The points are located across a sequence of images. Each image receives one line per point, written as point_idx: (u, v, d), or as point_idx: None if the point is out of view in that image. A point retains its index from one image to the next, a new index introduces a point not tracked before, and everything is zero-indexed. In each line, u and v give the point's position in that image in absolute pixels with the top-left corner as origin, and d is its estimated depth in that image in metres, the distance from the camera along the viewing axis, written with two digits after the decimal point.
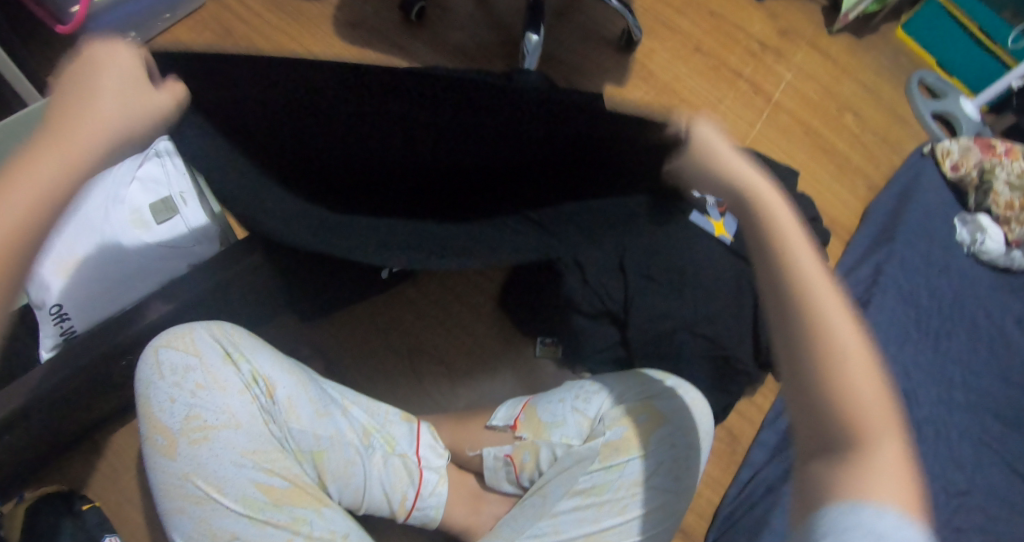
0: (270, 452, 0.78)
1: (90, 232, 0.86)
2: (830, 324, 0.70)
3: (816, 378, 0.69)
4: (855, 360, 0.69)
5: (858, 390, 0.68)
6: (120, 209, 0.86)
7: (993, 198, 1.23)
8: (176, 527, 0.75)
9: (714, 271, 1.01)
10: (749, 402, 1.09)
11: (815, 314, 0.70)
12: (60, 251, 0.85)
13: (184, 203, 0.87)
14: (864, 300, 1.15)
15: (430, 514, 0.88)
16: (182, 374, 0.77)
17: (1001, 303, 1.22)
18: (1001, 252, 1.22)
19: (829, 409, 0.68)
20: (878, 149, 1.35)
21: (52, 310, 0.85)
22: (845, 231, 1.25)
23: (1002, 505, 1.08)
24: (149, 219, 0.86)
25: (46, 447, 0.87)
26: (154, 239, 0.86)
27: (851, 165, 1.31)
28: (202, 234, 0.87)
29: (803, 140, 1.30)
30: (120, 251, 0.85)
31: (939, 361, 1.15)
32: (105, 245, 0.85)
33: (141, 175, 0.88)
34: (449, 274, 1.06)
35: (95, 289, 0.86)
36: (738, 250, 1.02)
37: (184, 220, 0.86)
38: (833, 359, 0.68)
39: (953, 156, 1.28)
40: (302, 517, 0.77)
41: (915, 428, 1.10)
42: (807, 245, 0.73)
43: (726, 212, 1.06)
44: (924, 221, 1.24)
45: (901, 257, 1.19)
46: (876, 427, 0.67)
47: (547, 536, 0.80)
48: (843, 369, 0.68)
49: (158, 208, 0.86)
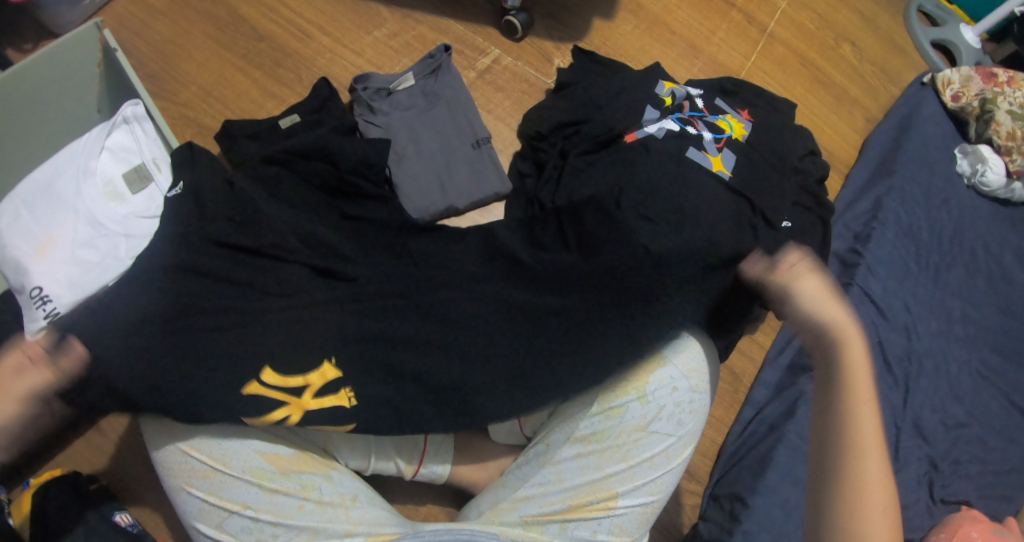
0: (275, 427, 0.81)
1: (68, 210, 0.89)
2: (865, 467, 0.76)
3: (835, 482, 0.77)
4: (867, 432, 0.77)
5: (864, 474, 0.76)
6: (94, 181, 0.91)
7: (994, 128, 1.20)
8: (184, 504, 0.78)
9: (713, 203, 0.99)
10: (751, 338, 1.08)
11: (851, 447, 0.77)
12: (44, 233, 0.88)
13: (159, 169, 0.94)
14: (864, 234, 1.13)
15: (437, 471, 0.88)
16: (217, 461, 0.78)
17: (1001, 236, 1.21)
18: (1001, 184, 1.20)
19: (844, 432, 0.78)
20: (875, 80, 1.31)
21: (31, 295, 0.86)
22: (843, 163, 1.23)
23: (997, 436, 1.11)
24: (125, 192, 0.92)
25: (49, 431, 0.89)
26: (132, 210, 0.92)
27: (848, 96, 1.28)
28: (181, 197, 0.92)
29: (800, 72, 1.27)
30: (96, 225, 0.90)
31: (940, 295, 1.14)
32: (82, 220, 0.89)
33: (111, 145, 0.93)
34: None
35: (75, 271, 0.88)
36: (736, 186, 1.00)
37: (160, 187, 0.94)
38: (850, 443, 0.77)
39: (954, 86, 1.24)
40: (256, 526, 0.78)
41: (914, 362, 1.10)
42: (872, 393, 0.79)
43: (724, 148, 1.03)
44: (922, 153, 1.21)
45: (901, 190, 1.17)
46: (868, 483, 0.76)
47: (505, 496, 0.83)
48: (854, 454, 0.76)
49: (133, 180, 0.93)
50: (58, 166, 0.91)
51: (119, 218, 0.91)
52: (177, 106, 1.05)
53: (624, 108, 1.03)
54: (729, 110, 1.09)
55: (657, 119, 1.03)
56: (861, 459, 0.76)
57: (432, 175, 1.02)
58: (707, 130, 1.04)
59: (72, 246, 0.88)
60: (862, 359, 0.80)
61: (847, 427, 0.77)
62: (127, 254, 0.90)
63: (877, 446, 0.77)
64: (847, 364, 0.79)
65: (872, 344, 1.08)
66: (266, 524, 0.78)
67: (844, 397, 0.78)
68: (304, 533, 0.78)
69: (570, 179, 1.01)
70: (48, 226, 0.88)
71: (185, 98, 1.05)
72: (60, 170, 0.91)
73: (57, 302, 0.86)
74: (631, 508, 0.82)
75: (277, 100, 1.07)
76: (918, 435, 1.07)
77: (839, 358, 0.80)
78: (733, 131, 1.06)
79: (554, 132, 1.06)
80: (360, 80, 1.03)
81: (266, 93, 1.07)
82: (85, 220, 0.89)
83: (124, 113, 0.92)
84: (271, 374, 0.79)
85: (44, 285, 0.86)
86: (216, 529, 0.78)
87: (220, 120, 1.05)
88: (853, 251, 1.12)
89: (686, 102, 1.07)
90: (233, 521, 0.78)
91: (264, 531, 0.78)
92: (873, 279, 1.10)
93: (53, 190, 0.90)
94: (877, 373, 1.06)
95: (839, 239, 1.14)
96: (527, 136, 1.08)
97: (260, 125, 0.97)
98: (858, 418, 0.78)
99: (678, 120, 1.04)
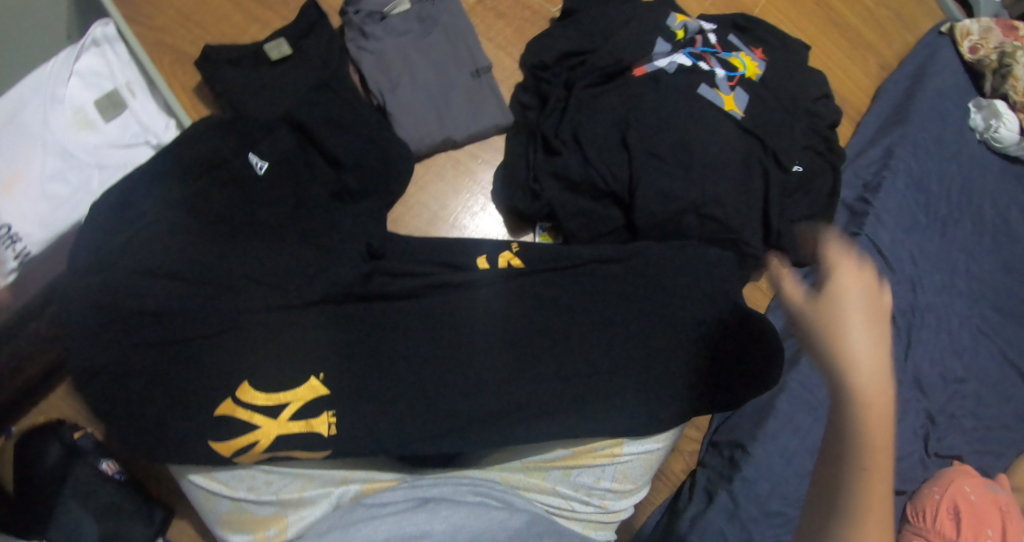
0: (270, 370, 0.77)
1: (37, 144, 0.85)
2: None
3: None
4: None
5: None
6: (63, 109, 0.86)
7: (1011, 83, 1.16)
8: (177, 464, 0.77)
9: (720, 143, 0.93)
10: (754, 287, 1.07)
11: None
12: (10, 165, 0.83)
13: (133, 95, 0.90)
14: (874, 184, 1.09)
15: None
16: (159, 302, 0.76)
17: (1009, 192, 1.18)
18: (1014, 141, 1.16)
19: None
20: (891, 26, 1.25)
21: None
22: (855, 112, 1.19)
23: (994, 394, 1.09)
24: (96, 119, 0.88)
25: (28, 373, 0.89)
26: (106, 139, 0.88)
27: (862, 41, 1.22)
28: (158, 126, 0.91)
29: (814, 14, 1.21)
30: (68, 157, 0.86)
31: (946, 250, 1.11)
32: (52, 153, 0.85)
33: (81, 69, 0.87)
34: (457, 173, 1.00)
35: (46, 208, 0.84)
36: (747, 127, 0.95)
37: (135, 115, 0.90)
38: None
39: (973, 37, 1.19)
40: (248, 473, 0.79)
41: (918, 315, 1.07)
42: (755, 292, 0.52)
43: (737, 85, 0.97)
44: (935, 105, 1.16)
45: (913, 139, 1.12)
46: None
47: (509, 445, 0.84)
48: None
49: (105, 107, 0.88)
50: (20, 94, 0.85)
51: (101, 148, 0.87)
52: (152, 31, 0.97)
53: (636, 37, 0.96)
54: (743, 47, 1.01)
55: (669, 52, 0.97)
56: None
57: (430, 111, 0.96)
58: (719, 67, 0.97)
59: (41, 179, 0.84)
60: None
61: None
62: (105, 185, 0.87)
63: None
64: None
65: None
66: (259, 472, 0.79)
67: None
68: (298, 478, 0.80)
69: (575, 116, 0.94)
70: (10, 161, 0.83)
71: (162, 18, 0.97)
72: (24, 99, 0.85)
73: (27, 243, 0.82)
74: (636, 455, 0.84)
75: (261, 24, 0.99)
76: (916, 390, 1.05)
77: None
78: (746, 70, 0.98)
79: (560, 62, 0.98)
80: (351, 2, 0.96)
81: (248, 16, 0.99)
82: (55, 152, 0.85)
83: (93, 34, 0.87)
84: (249, 391, 0.76)
85: (11, 223, 0.82)
86: (207, 477, 0.78)
87: (199, 46, 0.98)
88: (862, 200, 1.08)
89: (698, 36, 1.00)
90: (223, 470, 0.78)
91: (256, 478, 0.79)
92: (881, 230, 1.07)
93: (16, 119, 0.84)
94: None
95: (849, 188, 1.10)
96: (530, 66, 1.00)
97: (245, 49, 0.92)
98: None
99: (689, 55, 0.97)
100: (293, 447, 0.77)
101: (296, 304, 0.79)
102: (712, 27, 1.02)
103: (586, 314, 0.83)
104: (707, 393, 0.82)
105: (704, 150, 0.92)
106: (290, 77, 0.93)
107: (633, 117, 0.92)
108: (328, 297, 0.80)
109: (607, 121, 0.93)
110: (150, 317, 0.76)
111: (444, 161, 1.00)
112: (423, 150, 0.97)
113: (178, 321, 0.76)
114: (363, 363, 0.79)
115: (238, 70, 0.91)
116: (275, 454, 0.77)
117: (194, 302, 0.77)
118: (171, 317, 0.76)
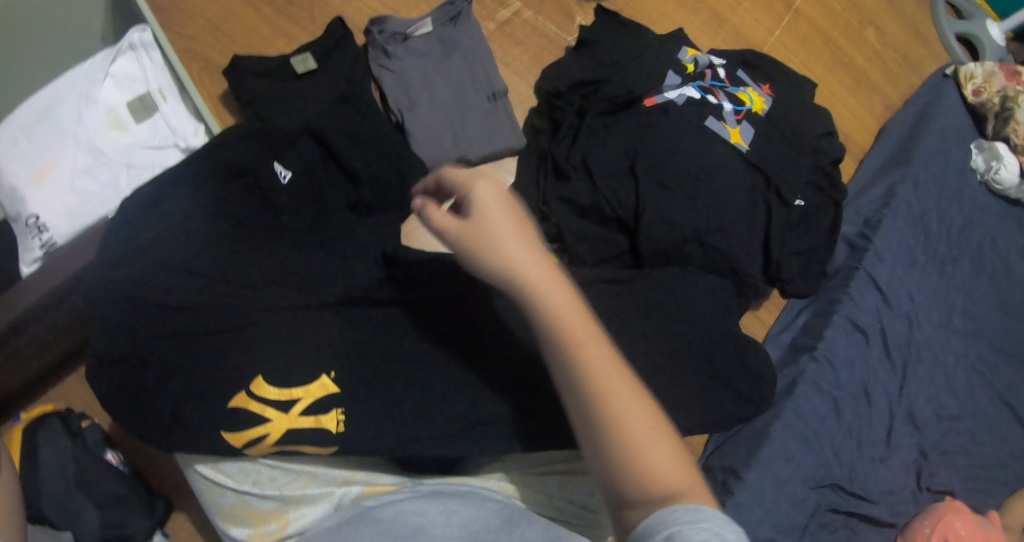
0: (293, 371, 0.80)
1: (70, 139, 0.89)
2: (618, 402, 0.65)
3: (615, 462, 0.64)
4: (628, 412, 0.65)
5: (649, 459, 0.64)
6: (97, 108, 0.91)
7: (1012, 127, 1.19)
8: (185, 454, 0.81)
9: (724, 173, 0.95)
10: (753, 315, 1.09)
11: (593, 391, 0.65)
12: (43, 157, 0.88)
13: (164, 99, 0.94)
14: (875, 219, 1.12)
15: None
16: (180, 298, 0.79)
17: (1008, 235, 1.20)
18: (1014, 184, 1.19)
19: (598, 417, 0.65)
20: (897, 67, 1.29)
21: (28, 223, 0.86)
22: (860, 149, 1.22)
23: (987, 432, 1.11)
24: (128, 121, 0.92)
25: (45, 361, 0.93)
26: (135, 140, 0.92)
27: (868, 80, 1.26)
28: (187, 131, 0.94)
29: (822, 52, 1.24)
30: (98, 155, 0.90)
31: (944, 289, 1.13)
32: (83, 149, 0.90)
33: (116, 71, 0.92)
34: None
35: (73, 201, 0.88)
36: (752, 159, 0.98)
37: (165, 118, 0.93)
38: (610, 414, 0.64)
39: (976, 80, 1.22)
40: (253, 466, 0.82)
41: (913, 350, 1.09)
42: (599, 336, 0.67)
43: (743, 119, 1.00)
44: (938, 145, 1.19)
45: (915, 179, 1.15)
46: (624, 428, 0.64)
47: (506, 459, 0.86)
48: (607, 403, 0.64)
49: (137, 109, 0.93)
50: (58, 92, 0.91)
51: (128, 148, 0.91)
52: (183, 39, 1.01)
53: (647, 68, 1.00)
54: (750, 82, 1.05)
55: (679, 85, 1.00)
56: (608, 396, 0.65)
57: (446, 130, 1.00)
58: (726, 101, 1.00)
59: (71, 174, 0.88)
60: (587, 328, 0.67)
61: (591, 402, 0.65)
62: (131, 183, 0.90)
63: (651, 424, 0.65)
64: (570, 341, 0.66)
65: (873, 329, 1.07)
66: (264, 466, 0.82)
67: (564, 374, 0.67)
68: (301, 476, 0.83)
69: (585, 142, 0.97)
70: (46, 153, 0.88)
71: (193, 28, 1.02)
72: (59, 97, 0.91)
73: (53, 233, 0.87)
74: None
75: (288, 39, 1.04)
76: (910, 424, 1.07)
77: (557, 335, 0.67)
78: (752, 104, 1.02)
79: (573, 90, 1.02)
80: (376, 22, 1.00)
81: (276, 30, 1.03)
82: (85, 149, 0.90)
83: (131, 39, 0.92)
84: (262, 385, 0.79)
85: (40, 213, 0.86)
86: (213, 467, 0.81)
87: (228, 56, 1.02)
88: (862, 234, 1.11)
89: (708, 71, 1.04)
90: (230, 463, 0.81)
91: (261, 472, 0.82)
92: (880, 264, 1.09)
93: (52, 114, 0.90)
94: (876, 358, 1.06)
95: (850, 222, 1.13)
96: (545, 92, 1.04)
97: (272, 63, 0.96)
98: (592, 369, 0.65)
99: (698, 87, 1.01)
100: (297, 443, 0.79)
101: (313, 303, 0.83)
102: (722, 62, 1.06)
103: None
104: (701, 415, 0.85)
105: (709, 179, 0.95)
106: (313, 91, 0.96)
107: (641, 145, 0.96)
108: (345, 298, 0.84)
109: (616, 147, 0.97)
110: (173, 310, 0.79)
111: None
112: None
113: (199, 317, 0.79)
114: (380, 368, 0.82)
115: (265, 83, 0.95)
116: (284, 449, 0.80)
117: (215, 296, 0.80)
118: (191, 311, 0.79)
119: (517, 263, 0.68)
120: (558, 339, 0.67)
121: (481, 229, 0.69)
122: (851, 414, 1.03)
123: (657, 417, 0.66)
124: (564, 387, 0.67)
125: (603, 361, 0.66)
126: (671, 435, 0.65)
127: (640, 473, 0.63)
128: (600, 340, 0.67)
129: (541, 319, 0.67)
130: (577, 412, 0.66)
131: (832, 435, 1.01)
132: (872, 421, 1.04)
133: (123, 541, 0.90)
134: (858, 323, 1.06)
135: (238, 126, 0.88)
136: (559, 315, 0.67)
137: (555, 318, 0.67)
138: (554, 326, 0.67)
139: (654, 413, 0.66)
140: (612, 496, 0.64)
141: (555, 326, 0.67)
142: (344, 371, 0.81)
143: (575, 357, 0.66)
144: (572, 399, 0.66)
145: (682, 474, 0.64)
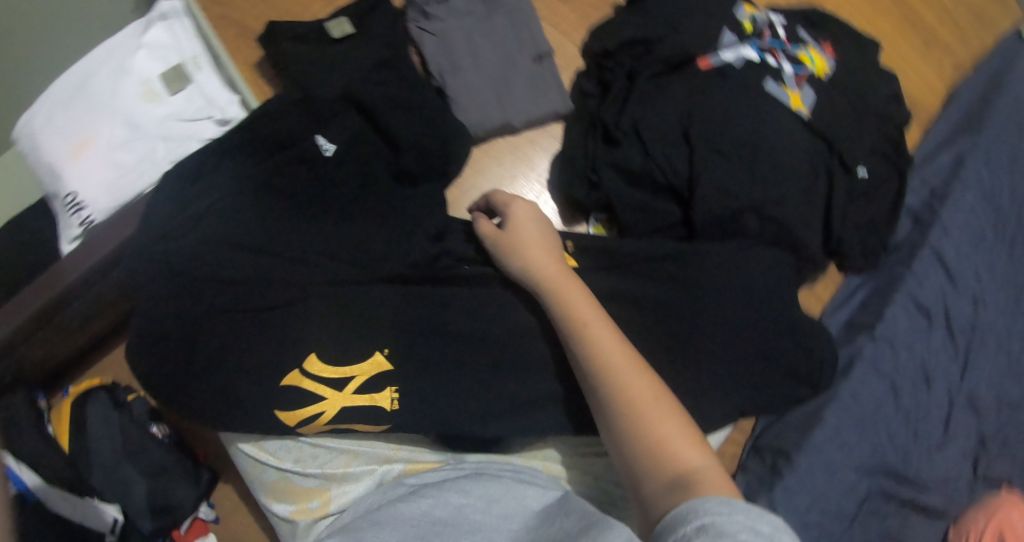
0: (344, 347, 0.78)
1: (105, 112, 0.86)
2: (621, 377, 0.68)
3: (626, 438, 0.66)
4: (634, 390, 0.67)
5: (661, 433, 0.65)
6: (131, 79, 0.88)
7: None
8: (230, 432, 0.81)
9: (785, 142, 0.89)
10: (809, 291, 1.04)
11: (602, 370, 0.68)
12: (81, 133, 0.86)
13: (198, 68, 0.90)
14: (942, 192, 1.06)
15: None
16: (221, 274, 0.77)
17: None
18: None
19: (607, 396, 0.68)
20: (970, 27, 1.20)
21: (69, 200, 0.85)
22: (927, 116, 1.15)
23: None
24: (162, 92, 0.88)
25: (90, 333, 0.92)
26: (170, 112, 0.88)
27: (938, 42, 1.18)
28: (222, 101, 0.90)
29: (890, 11, 1.16)
30: (134, 128, 0.87)
31: (1014, 266, 1.07)
32: (120, 122, 0.87)
33: (148, 42, 0.89)
34: (515, 159, 0.99)
35: (111, 175, 0.85)
36: (814, 126, 0.92)
37: (200, 88, 0.90)
38: (617, 393, 0.67)
39: None
40: (295, 444, 0.81)
41: (978, 332, 1.03)
42: (604, 322, 0.71)
43: (805, 82, 0.94)
44: (1014, 112, 1.10)
45: (986, 149, 1.08)
46: (632, 403, 0.66)
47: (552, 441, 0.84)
48: (612, 382, 0.68)
49: (172, 79, 0.89)
50: (92, 65, 0.88)
51: (164, 119, 0.88)
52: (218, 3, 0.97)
53: (704, 28, 0.94)
54: (812, 43, 0.98)
55: (736, 43, 0.93)
56: (611, 373, 0.68)
57: (489, 95, 0.95)
58: (787, 63, 0.94)
59: (108, 148, 0.86)
60: (590, 312, 0.72)
61: (603, 382, 0.68)
62: (169, 156, 0.87)
63: (655, 397, 0.67)
64: (574, 323, 0.71)
65: (936, 309, 1.01)
66: (306, 444, 0.81)
67: (576, 357, 0.70)
68: (343, 454, 0.81)
69: (637, 106, 0.92)
70: (83, 127, 0.86)
71: None
72: (94, 71, 0.88)
73: (93, 210, 0.85)
74: None
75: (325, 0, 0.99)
76: (970, 409, 1.01)
77: (566, 317, 0.72)
78: (814, 66, 0.95)
79: (624, 50, 0.96)
80: None
81: None
82: (122, 122, 0.86)
83: (161, 9, 0.89)
84: (315, 361, 0.77)
85: (79, 190, 0.85)
86: (255, 445, 0.81)
87: (264, 21, 0.98)
88: (928, 208, 1.05)
89: (767, 29, 0.97)
90: (272, 440, 0.80)
91: (303, 450, 0.81)
92: (947, 240, 1.03)
93: (88, 88, 0.87)
94: (938, 340, 1.00)
95: (914, 194, 1.06)
96: (593, 54, 0.98)
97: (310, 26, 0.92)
98: (599, 349, 0.69)
99: (757, 48, 0.94)
100: (352, 420, 0.77)
101: (361, 277, 0.81)
102: (782, 21, 0.99)
103: (652, 307, 0.83)
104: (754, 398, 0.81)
105: (771, 147, 0.89)
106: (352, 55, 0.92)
107: (695, 110, 0.90)
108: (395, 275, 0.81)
109: (670, 112, 0.91)
110: (216, 286, 0.77)
111: (501, 146, 0.99)
112: (482, 134, 0.96)
113: (243, 294, 0.78)
114: (435, 345, 0.79)
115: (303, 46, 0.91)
116: (337, 427, 0.78)
117: (262, 272, 0.78)
118: (233, 289, 0.77)
119: (530, 260, 0.76)
120: (563, 321, 0.72)
121: (513, 236, 0.78)
122: (909, 398, 0.98)
123: (666, 397, 0.67)
124: (581, 373, 0.71)
125: (609, 340, 0.70)
126: (677, 408, 0.67)
127: (650, 446, 0.65)
128: (605, 324, 0.71)
129: (551, 305, 0.74)
130: (593, 394, 0.69)
131: (888, 420, 0.97)
132: (930, 406, 0.99)
133: (171, 512, 0.90)
134: (920, 303, 1.00)
135: (276, 97, 0.85)
136: (567, 300, 0.73)
137: (564, 302, 0.73)
138: (563, 311, 0.73)
139: (662, 389, 0.68)
140: (625, 471, 0.66)
141: (564, 312, 0.72)
142: (394, 347, 0.79)
143: (583, 339, 0.70)
144: (590, 383, 0.69)
145: (693, 447, 0.65)
